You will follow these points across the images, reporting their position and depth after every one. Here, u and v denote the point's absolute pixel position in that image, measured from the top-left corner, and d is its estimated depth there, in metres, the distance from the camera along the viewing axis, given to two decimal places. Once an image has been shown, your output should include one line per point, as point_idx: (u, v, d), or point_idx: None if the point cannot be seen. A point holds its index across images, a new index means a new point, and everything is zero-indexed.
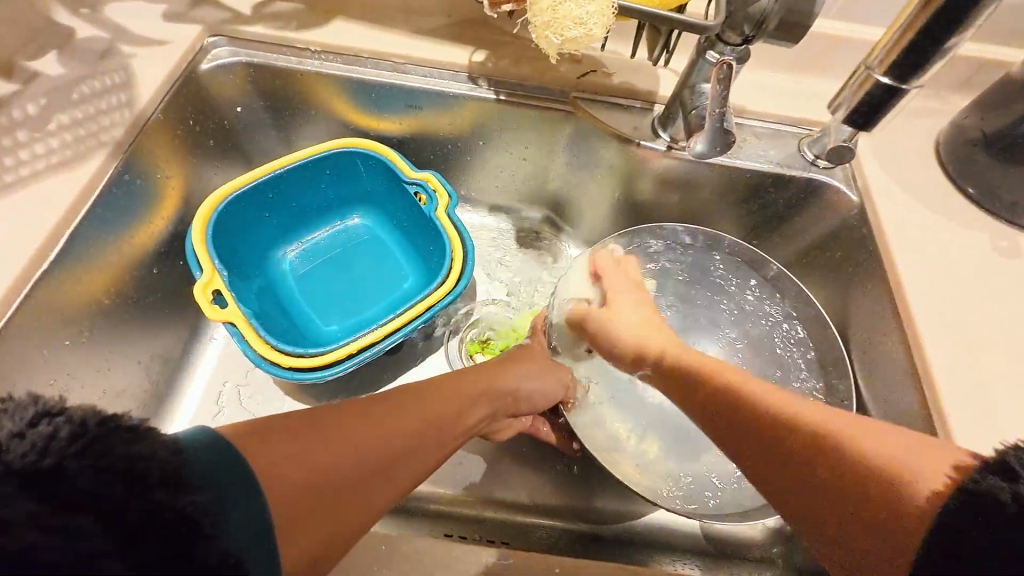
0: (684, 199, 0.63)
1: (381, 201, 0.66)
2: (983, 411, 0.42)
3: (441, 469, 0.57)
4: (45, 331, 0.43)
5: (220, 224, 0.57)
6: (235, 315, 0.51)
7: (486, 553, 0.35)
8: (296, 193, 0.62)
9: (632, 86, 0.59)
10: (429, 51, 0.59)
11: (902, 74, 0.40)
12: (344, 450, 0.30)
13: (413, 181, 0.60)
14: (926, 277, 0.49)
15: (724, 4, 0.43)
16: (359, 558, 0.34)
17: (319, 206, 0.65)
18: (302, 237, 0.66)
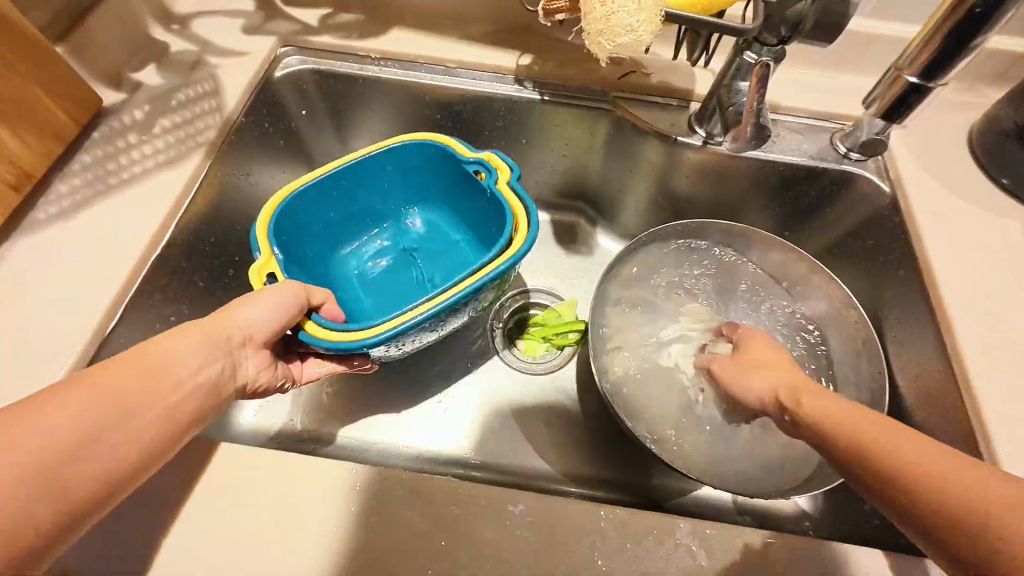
0: (720, 192, 0.66)
1: (437, 200, 0.71)
2: (1010, 386, 0.44)
3: (490, 443, 0.62)
4: (157, 308, 0.49)
5: (291, 210, 0.61)
6: None
7: (547, 502, 0.39)
8: (359, 192, 0.68)
9: (669, 86, 0.63)
10: (478, 56, 0.64)
11: (935, 71, 0.43)
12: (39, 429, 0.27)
13: (473, 160, 0.62)
14: (957, 263, 0.51)
15: (762, 8, 0.45)
16: (438, 501, 0.39)
17: (379, 205, 0.71)
18: (358, 235, 0.72)
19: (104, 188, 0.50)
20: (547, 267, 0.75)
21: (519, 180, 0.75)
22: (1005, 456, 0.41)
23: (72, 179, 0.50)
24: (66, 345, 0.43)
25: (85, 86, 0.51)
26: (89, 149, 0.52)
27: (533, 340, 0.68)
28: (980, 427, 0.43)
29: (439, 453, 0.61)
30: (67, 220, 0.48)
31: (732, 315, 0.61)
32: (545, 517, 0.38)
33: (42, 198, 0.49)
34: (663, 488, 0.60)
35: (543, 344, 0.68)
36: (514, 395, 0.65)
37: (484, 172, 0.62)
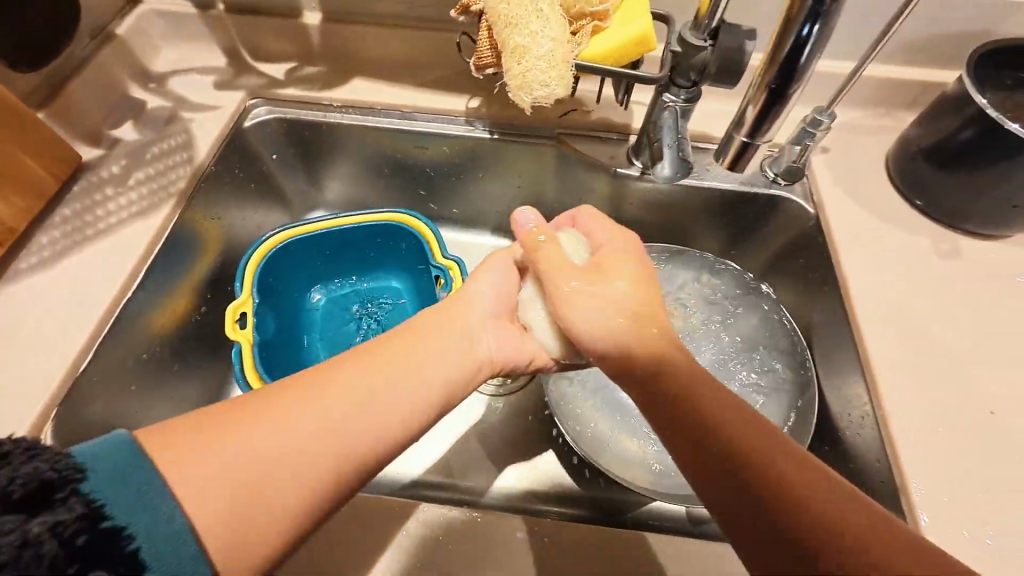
0: (665, 217, 0.70)
1: (405, 253, 0.75)
2: (916, 392, 0.48)
3: (453, 463, 0.65)
4: (131, 348, 0.53)
5: (271, 259, 0.68)
6: (244, 338, 0.60)
7: None
8: (336, 246, 0.73)
9: (608, 121, 0.68)
10: (433, 101, 0.70)
11: (757, 134, 0.40)
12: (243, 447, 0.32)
13: (438, 265, 0.69)
14: (872, 280, 0.55)
15: (671, 57, 0.51)
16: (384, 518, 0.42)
17: (357, 255, 0.76)
18: (334, 280, 0.77)
19: (81, 239, 0.55)
20: None
21: (480, 211, 0.80)
22: (907, 460, 0.44)
23: (52, 231, 0.55)
24: (41, 386, 0.47)
25: (64, 147, 0.56)
26: (69, 203, 0.56)
27: None
28: (888, 434, 0.46)
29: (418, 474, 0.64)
30: (47, 270, 0.53)
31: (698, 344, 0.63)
32: None
33: (25, 250, 0.53)
34: (622, 501, 0.62)
35: None
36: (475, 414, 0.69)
37: (443, 280, 0.68)
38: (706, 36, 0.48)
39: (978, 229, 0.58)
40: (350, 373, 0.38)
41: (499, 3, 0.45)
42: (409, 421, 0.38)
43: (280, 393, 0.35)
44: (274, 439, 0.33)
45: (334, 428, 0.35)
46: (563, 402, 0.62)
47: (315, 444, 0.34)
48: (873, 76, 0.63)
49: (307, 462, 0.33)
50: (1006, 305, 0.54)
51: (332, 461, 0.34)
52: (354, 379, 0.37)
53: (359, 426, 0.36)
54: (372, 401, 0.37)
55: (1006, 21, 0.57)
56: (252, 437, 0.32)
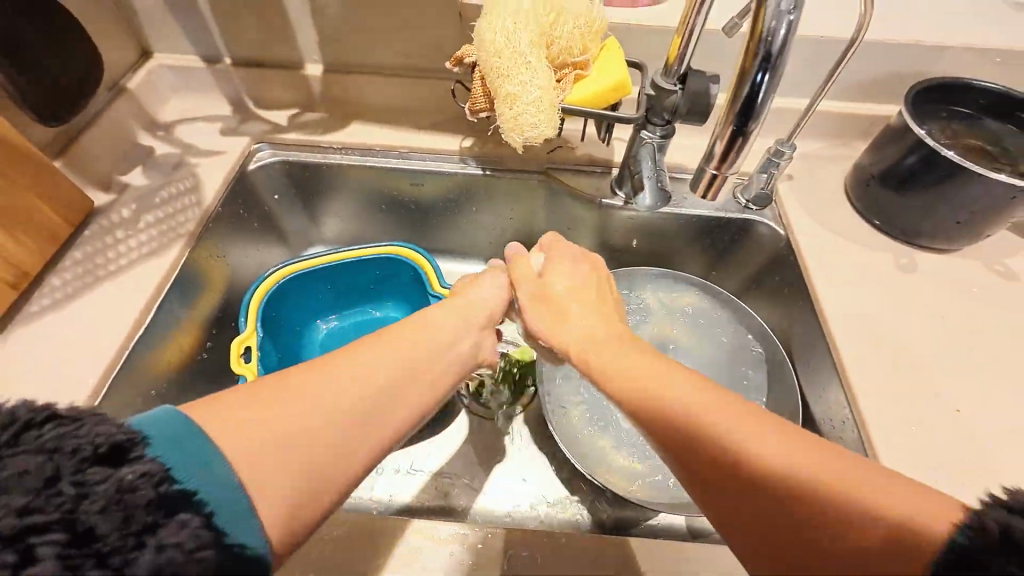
0: (648, 243, 0.75)
1: (403, 286, 0.78)
2: (889, 395, 0.52)
3: (457, 489, 0.66)
4: (141, 385, 0.54)
5: (275, 293, 0.70)
6: (251, 370, 0.61)
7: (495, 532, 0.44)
8: (337, 279, 0.76)
9: (592, 157, 0.74)
10: (428, 142, 0.75)
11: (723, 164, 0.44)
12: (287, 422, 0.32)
13: (436, 295, 0.72)
14: (840, 294, 0.60)
15: (646, 100, 0.57)
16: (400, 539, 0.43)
17: (358, 290, 0.79)
18: (334, 313, 0.79)
19: (93, 280, 0.57)
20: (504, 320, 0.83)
21: (475, 242, 0.84)
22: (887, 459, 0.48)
23: (63, 273, 0.57)
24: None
25: (78, 193, 0.59)
26: (79, 246, 0.59)
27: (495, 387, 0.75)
28: (867, 435, 0.49)
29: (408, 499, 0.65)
30: (59, 311, 0.54)
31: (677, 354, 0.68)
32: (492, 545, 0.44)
33: (36, 292, 0.55)
34: (625, 518, 0.63)
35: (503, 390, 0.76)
36: (477, 439, 0.71)
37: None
38: (676, 80, 0.54)
39: (931, 244, 0.63)
40: (354, 364, 0.37)
41: (490, 56, 0.50)
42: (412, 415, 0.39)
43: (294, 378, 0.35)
44: (296, 423, 0.32)
45: (337, 421, 0.34)
46: (553, 403, 0.66)
47: (332, 431, 0.33)
48: (826, 112, 0.70)
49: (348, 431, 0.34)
50: (964, 312, 0.59)
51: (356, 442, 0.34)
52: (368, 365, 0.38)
53: (378, 412, 0.36)
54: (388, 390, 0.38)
55: (935, 62, 0.65)
56: (300, 407, 0.33)
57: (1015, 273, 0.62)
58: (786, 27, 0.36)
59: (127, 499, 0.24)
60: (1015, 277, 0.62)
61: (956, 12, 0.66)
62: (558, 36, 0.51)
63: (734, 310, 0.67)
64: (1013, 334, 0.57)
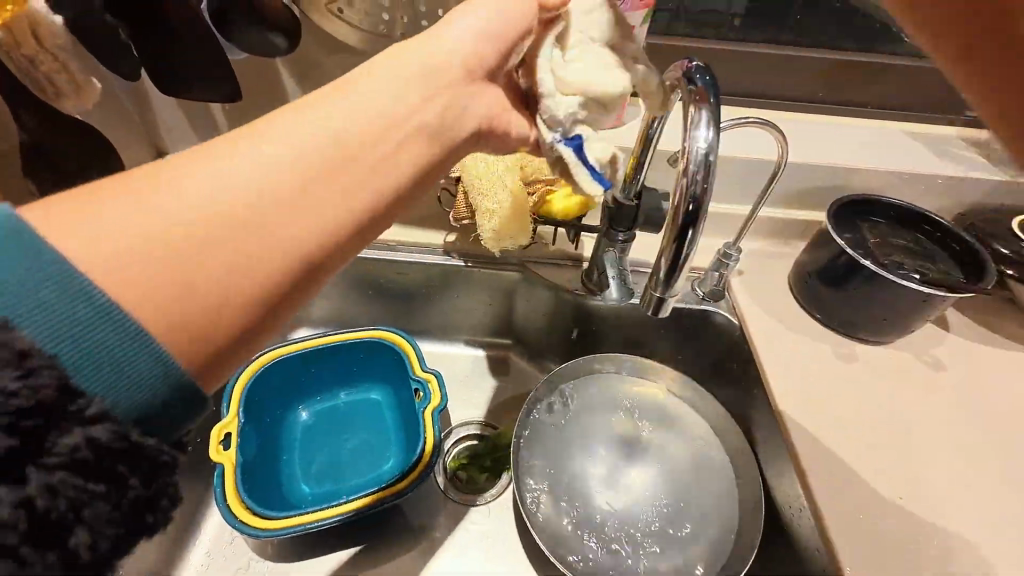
0: (619, 329, 0.81)
1: (386, 369, 0.81)
2: (837, 482, 0.57)
3: None
4: None
5: (262, 379, 0.74)
6: (228, 460, 0.64)
7: None
8: (322, 363, 0.79)
9: (564, 251, 0.82)
10: (414, 238, 0.83)
11: (661, 307, 0.42)
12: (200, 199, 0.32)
13: (417, 379, 0.76)
14: (790, 382, 0.66)
15: (607, 212, 0.65)
16: None
17: (343, 373, 0.81)
18: (317, 396, 0.81)
19: None
20: (484, 401, 0.87)
21: (456, 324, 0.90)
22: (838, 546, 0.52)
23: None
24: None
25: None
26: None
27: (473, 471, 0.78)
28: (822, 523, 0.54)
29: None
30: None
31: (643, 439, 0.72)
32: None
33: None
34: None
35: (482, 474, 0.79)
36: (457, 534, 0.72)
37: (422, 393, 0.75)
38: (633, 196, 0.62)
39: (868, 336, 0.70)
40: (274, 134, 0.35)
41: (470, 177, 0.58)
42: (338, 220, 0.35)
43: (154, 177, 0.32)
44: (219, 190, 0.32)
45: (269, 193, 0.33)
46: (524, 482, 0.68)
47: (265, 198, 0.33)
48: (769, 217, 0.81)
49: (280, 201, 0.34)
50: (899, 399, 0.65)
51: (255, 249, 0.32)
52: (246, 171, 0.33)
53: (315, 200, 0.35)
54: (292, 200, 0.34)
55: (854, 180, 0.76)
56: (226, 172, 0.33)
57: (942, 364, 0.69)
58: (705, 180, 0.38)
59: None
60: (943, 367, 0.69)
61: (867, 139, 0.79)
62: (531, 160, 0.60)
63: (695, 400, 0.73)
64: (943, 421, 0.64)
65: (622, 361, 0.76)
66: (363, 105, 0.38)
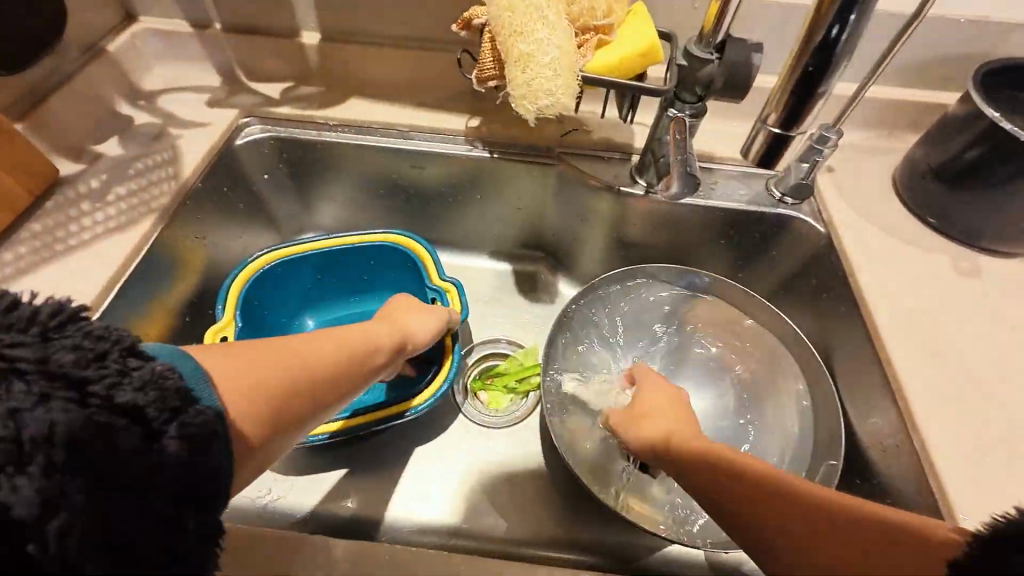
0: (671, 238, 0.68)
1: (399, 280, 0.73)
2: (955, 424, 0.45)
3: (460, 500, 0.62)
4: None
5: (258, 280, 0.66)
6: None
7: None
8: (327, 268, 0.71)
9: (609, 140, 0.67)
10: (430, 120, 0.68)
11: (773, 159, 0.42)
12: (267, 362, 0.34)
13: (434, 287, 0.66)
14: (892, 299, 0.53)
15: (677, 72, 0.50)
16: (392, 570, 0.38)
17: (352, 282, 0.73)
18: (324, 309, 0.74)
19: (50, 255, 0.51)
20: (511, 318, 0.77)
21: (479, 233, 0.78)
22: (952, 492, 0.41)
23: (18, 247, 0.51)
24: None
25: (41, 158, 0.53)
26: (35, 217, 0.52)
27: (497, 391, 0.71)
28: (930, 464, 0.43)
29: (307, 507, 0.60)
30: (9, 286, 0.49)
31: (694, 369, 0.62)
32: None
33: None
34: (626, 545, 0.59)
35: (507, 395, 0.71)
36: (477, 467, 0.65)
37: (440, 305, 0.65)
38: (713, 49, 0.47)
39: (994, 247, 0.56)
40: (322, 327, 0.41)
41: (502, 12, 0.44)
42: (359, 363, 0.41)
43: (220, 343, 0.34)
44: (243, 355, 0.34)
45: (266, 380, 0.34)
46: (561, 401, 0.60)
47: (272, 386, 0.34)
48: (876, 98, 0.63)
49: (278, 379, 0.34)
50: None
51: (239, 369, 0.33)
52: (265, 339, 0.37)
53: (298, 379, 0.36)
54: (335, 339, 0.41)
55: (999, 43, 0.58)
56: (240, 347, 0.35)
57: None
58: None
59: (163, 383, 0.29)
60: None
61: None
62: None
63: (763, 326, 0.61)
64: None
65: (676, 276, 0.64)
66: (365, 332, 0.45)
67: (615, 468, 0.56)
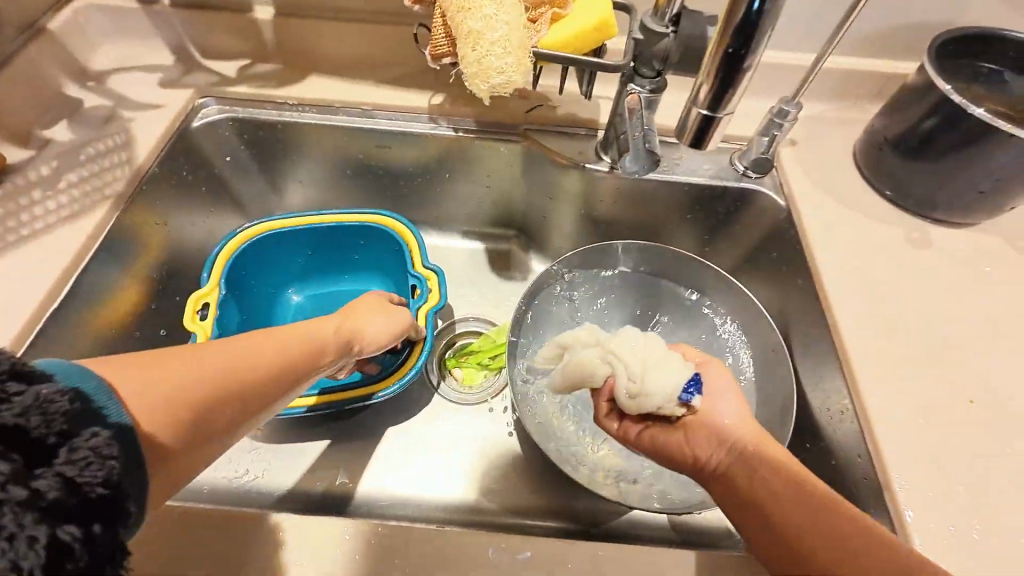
0: (638, 214, 0.68)
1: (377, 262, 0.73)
2: (896, 388, 0.47)
3: (434, 475, 0.63)
4: None
5: (234, 258, 0.65)
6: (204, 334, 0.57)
7: (486, 545, 0.40)
8: (302, 247, 0.70)
9: (575, 116, 0.67)
10: (393, 97, 0.67)
11: (704, 137, 0.44)
12: (181, 372, 0.32)
13: (416, 274, 0.66)
14: (846, 270, 0.54)
15: (633, 47, 0.49)
16: (356, 544, 0.39)
17: (328, 262, 0.73)
18: (299, 288, 0.74)
19: (2, 246, 0.50)
20: (483, 297, 0.78)
21: (450, 212, 0.78)
22: (886, 452, 0.44)
23: None
24: None
25: None
26: None
27: (471, 368, 0.72)
28: (868, 427, 0.46)
29: (289, 483, 0.62)
30: None
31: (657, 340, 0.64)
32: (492, 551, 0.39)
33: None
34: (596, 511, 0.61)
35: (480, 371, 0.72)
36: (454, 442, 0.66)
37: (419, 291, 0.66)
38: (668, 22, 0.47)
39: (947, 217, 0.57)
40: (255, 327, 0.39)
41: None
42: (298, 356, 0.39)
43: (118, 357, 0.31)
44: (155, 367, 0.31)
45: (181, 394, 0.31)
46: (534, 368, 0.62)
47: (190, 397, 0.31)
48: (838, 69, 0.63)
49: (197, 388, 0.32)
50: (979, 293, 0.54)
51: (145, 383, 0.30)
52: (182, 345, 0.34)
53: (224, 384, 0.33)
54: (267, 335, 0.38)
55: (958, 11, 0.58)
56: (154, 357, 0.32)
57: None
58: None
59: (48, 407, 0.24)
60: None
61: None
62: None
63: (729, 301, 0.63)
64: None
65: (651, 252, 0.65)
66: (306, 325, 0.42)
67: (578, 436, 0.58)
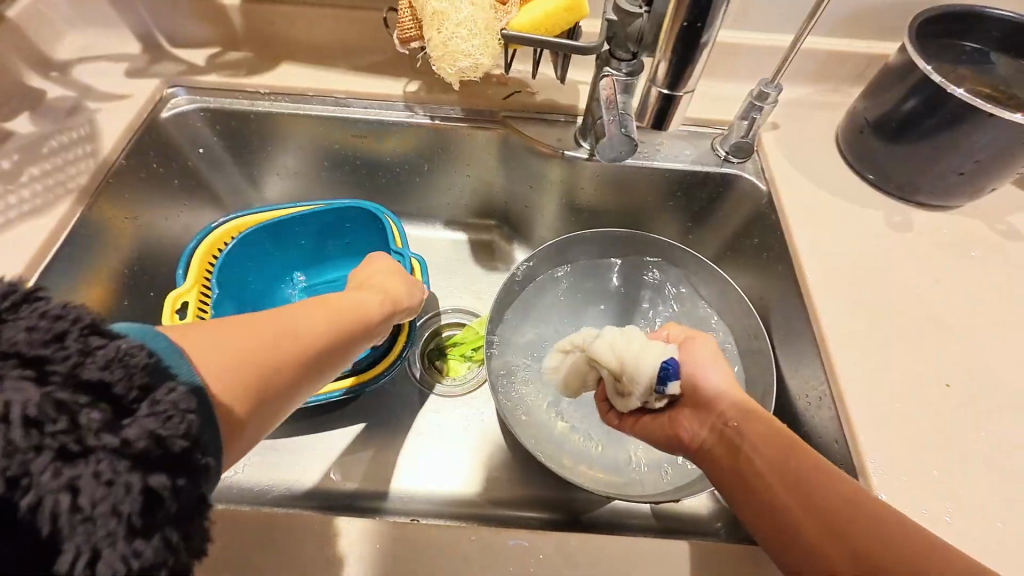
0: (620, 201, 0.67)
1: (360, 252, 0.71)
2: (875, 373, 0.47)
3: (417, 467, 0.63)
4: None
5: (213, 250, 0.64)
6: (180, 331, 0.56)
7: (460, 537, 0.39)
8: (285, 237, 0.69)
9: (554, 102, 0.65)
10: (367, 85, 0.65)
11: (663, 118, 0.50)
12: (254, 342, 0.33)
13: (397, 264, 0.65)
14: (826, 256, 0.54)
15: (607, 28, 0.48)
16: (327, 540, 0.39)
17: (311, 252, 0.72)
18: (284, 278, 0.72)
19: None
20: (466, 288, 0.77)
21: (430, 203, 0.76)
22: (863, 438, 0.44)
23: None
24: None
25: None
26: None
27: (454, 360, 0.71)
28: (846, 412, 0.45)
29: (313, 482, 0.61)
30: None
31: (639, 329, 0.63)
32: (467, 543, 0.39)
33: None
34: (580, 501, 0.61)
35: (464, 363, 0.71)
36: (438, 433, 0.65)
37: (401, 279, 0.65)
38: (641, 2, 0.45)
39: (928, 199, 0.57)
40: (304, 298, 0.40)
41: None
42: (345, 330, 0.40)
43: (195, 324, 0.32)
44: (227, 335, 0.32)
45: (253, 362, 0.32)
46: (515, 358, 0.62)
47: (262, 360, 0.33)
48: (820, 50, 0.62)
49: (270, 356, 0.33)
50: (959, 276, 0.53)
51: (221, 349, 0.31)
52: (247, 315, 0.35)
53: (290, 353, 0.35)
54: (315, 309, 0.39)
55: None
56: (224, 326, 0.33)
57: (1018, 233, 0.56)
58: None
59: (129, 359, 0.25)
60: (1018, 237, 0.56)
61: None
62: None
63: (712, 287, 0.62)
64: (1014, 297, 0.52)
65: (632, 240, 0.65)
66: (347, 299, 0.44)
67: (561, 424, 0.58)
